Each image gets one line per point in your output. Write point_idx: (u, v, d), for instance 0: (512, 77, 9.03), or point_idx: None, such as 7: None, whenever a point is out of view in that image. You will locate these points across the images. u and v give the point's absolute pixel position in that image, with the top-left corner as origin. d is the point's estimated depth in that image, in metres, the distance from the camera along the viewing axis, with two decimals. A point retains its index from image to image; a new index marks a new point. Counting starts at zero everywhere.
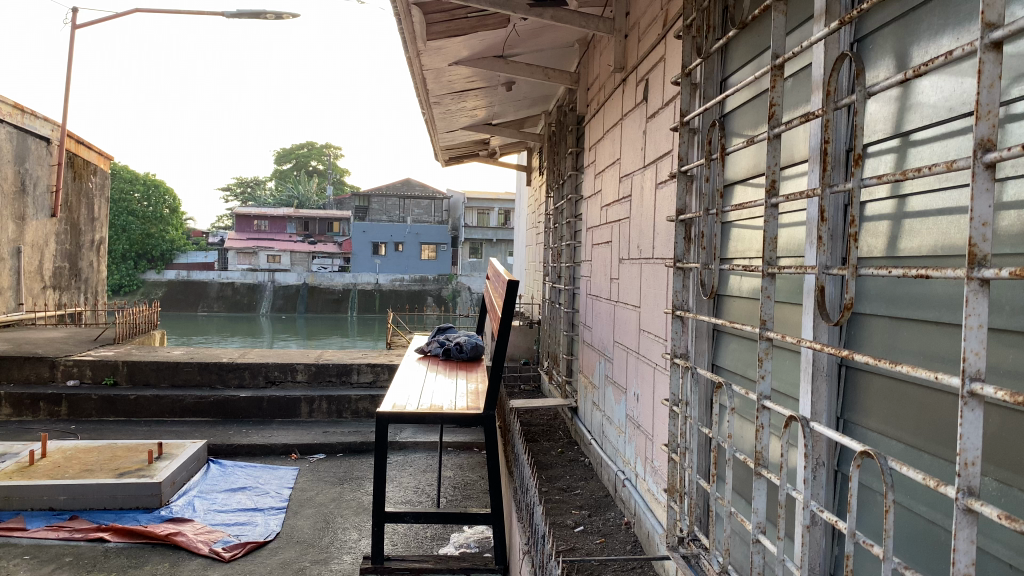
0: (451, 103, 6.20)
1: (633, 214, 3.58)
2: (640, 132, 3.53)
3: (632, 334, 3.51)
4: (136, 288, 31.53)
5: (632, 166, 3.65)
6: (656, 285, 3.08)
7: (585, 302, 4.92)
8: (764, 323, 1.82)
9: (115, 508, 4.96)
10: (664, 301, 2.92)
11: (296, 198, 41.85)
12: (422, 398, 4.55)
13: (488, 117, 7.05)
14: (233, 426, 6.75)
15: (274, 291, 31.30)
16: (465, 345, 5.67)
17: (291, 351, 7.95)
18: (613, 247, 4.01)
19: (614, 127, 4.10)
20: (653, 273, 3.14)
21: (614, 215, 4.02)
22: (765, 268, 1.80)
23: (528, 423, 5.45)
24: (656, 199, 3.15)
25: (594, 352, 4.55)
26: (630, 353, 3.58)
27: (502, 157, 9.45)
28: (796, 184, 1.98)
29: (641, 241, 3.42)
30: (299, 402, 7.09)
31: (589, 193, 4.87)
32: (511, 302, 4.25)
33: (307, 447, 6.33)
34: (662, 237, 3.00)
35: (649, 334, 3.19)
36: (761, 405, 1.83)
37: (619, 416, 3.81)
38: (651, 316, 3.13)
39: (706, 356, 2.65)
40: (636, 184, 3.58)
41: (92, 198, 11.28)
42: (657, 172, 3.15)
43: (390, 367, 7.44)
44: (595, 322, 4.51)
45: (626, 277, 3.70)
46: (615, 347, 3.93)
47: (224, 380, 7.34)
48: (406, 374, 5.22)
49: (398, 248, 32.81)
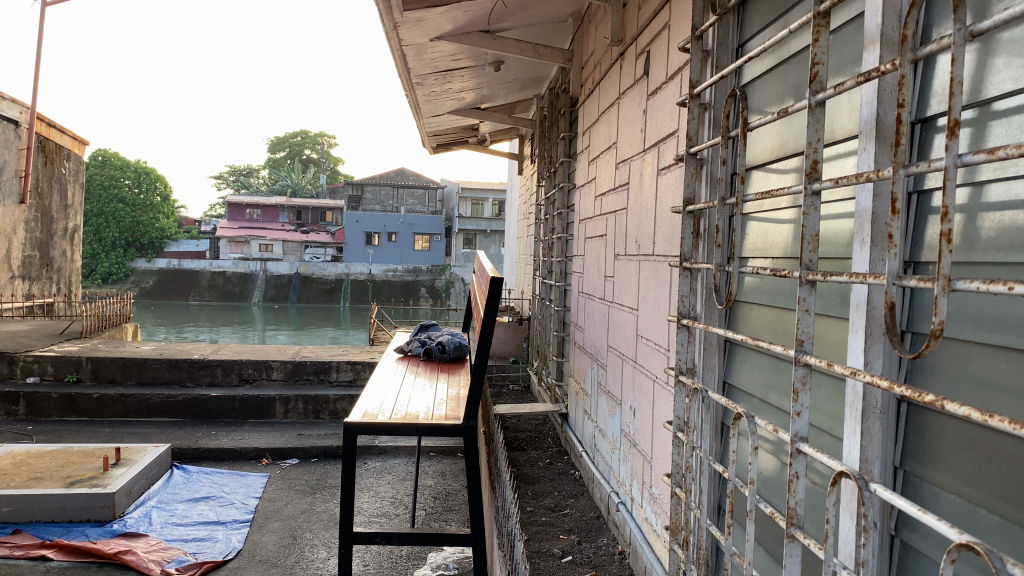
0: (435, 84, 5.78)
1: (631, 204, 3.18)
2: (640, 112, 3.12)
3: (629, 340, 3.12)
4: (125, 277, 31.12)
5: (629, 150, 3.25)
6: (657, 288, 2.68)
7: (577, 299, 4.52)
8: (803, 343, 1.42)
9: (64, 521, 4.54)
10: (668, 307, 2.51)
11: (288, 186, 41.35)
12: (396, 404, 4.14)
13: (477, 100, 6.63)
14: (202, 428, 6.35)
15: (265, 280, 30.90)
16: (447, 344, 5.26)
17: (268, 347, 7.54)
18: (607, 242, 3.61)
19: (610, 108, 3.70)
20: (653, 273, 2.74)
21: (610, 206, 3.61)
22: (804, 274, 1.40)
23: (514, 429, 5.06)
24: (658, 186, 2.75)
25: (586, 356, 4.14)
26: (625, 360, 3.19)
27: (493, 144, 9.04)
28: (841, 164, 1.58)
29: (639, 235, 3.02)
30: (274, 402, 6.68)
31: (582, 181, 4.47)
32: (495, 301, 3.84)
33: (280, 452, 5.93)
34: (666, 231, 2.61)
35: (648, 341, 2.80)
36: (795, 450, 1.42)
37: (613, 430, 3.42)
38: (652, 321, 2.74)
39: (717, 373, 2.26)
40: (633, 170, 3.18)
41: (66, 184, 10.82)
42: (660, 156, 2.75)
43: (372, 365, 7.04)
44: (587, 323, 4.11)
45: (621, 275, 3.30)
46: (608, 352, 3.54)
47: (195, 378, 6.93)
48: (382, 375, 4.81)
49: (391, 238, 32.39)
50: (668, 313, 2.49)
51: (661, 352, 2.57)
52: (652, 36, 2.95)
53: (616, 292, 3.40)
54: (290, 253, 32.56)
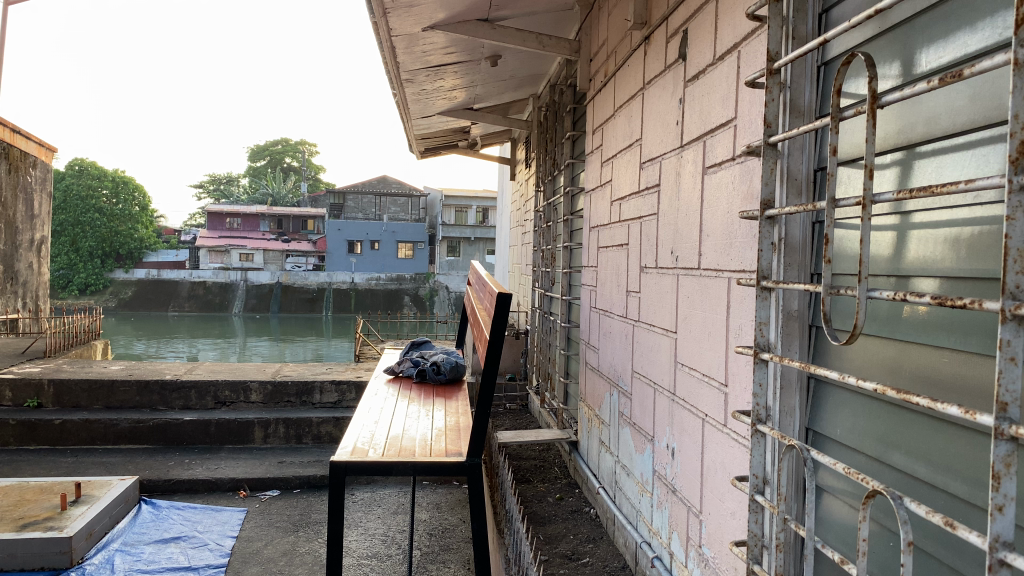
0: (426, 81, 5.33)
1: (664, 209, 2.74)
2: (675, 101, 2.68)
3: (664, 369, 2.70)
4: (103, 287, 30.40)
5: (661, 144, 2.81)
6: (707, 309, 2.26)
7: (588, 314, 4.09)
8: (1006, 407, 0.98)
9: (13, 571, 4.02)
10: (729, 333, 2.07)
11: (269, 195, 40.72)
12: (389, 435, 3.67)
13: (470, 100, 6.19)
14: (174, 456, 5.84)
15: (247, 290, 30.24)
16: (443, 365, 4.78)
17: (247, 366, 7.04)
18: (630, 254, 3.18)
19: (632, 101, 3.27)
20: (702, 291, 2.32)
21: (632, 211, 3.17)
22: (1010, 306, 0.97)
23: (517, 457, 4.62)
24: (704, 188, 2.33)
25: (601, 380, 3.71)
26: (657, 391, 2.77)
27: (484, 148, 8.61)
28: None
29: (676, 245, 2.59)
30: (252, 426, 6.18)
31: (593, 184, 4.04)
32: (502, 319, 3.40)
33: (259, 482, 5.44)
34: (721, 242, 2.18)
35: (694, 372, 2.37)
36: (995, 560, 0.98)
37: (641, 469, 2.98)
38: (701, 349, 2.31)
39: (797, 419, 1.84)
40: (666, 170, 2.74)
41: (32, 193, 10.25)
42: (708, 151, 2.32)
43: (358, 385, 6.55)
44: (602, 343, 3.68)
45: (651, 291, 2.87)
46: (634, 379, 3.10)
47: (167, 401, 6.42)
48: (371, 400, 4.34)
49: (375, 247, 31.89)
50: (730, 341, 2.06)
51: (720, 389, 2.14)
52: (692, 11, 2.51)
53: (643, 309, 2.98)
54: (272, 263, 31.92)
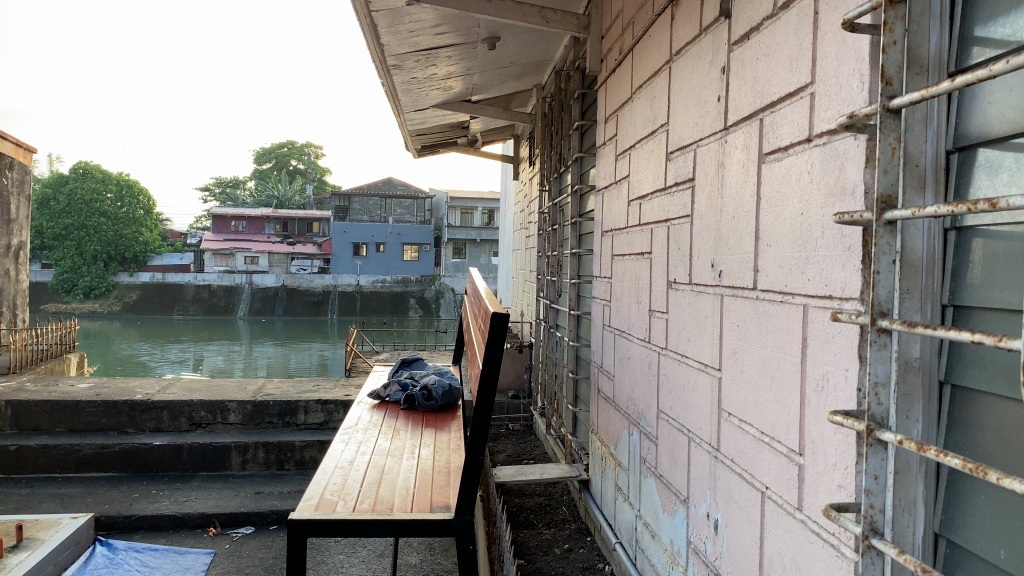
0: (416, 67, 4.72)
1: (699, 210, 2.16)
2: (715, 71, 2.08)
3: (703, 416, 2.12)
4: (107, 291, 29.92)
5: (696, 129, 2.22)
6: (768, 344, 1.69)
7: (599, 332, 3.52)
8: None
9: None
10: (810, 386, 1.49)
11: (273, 198, 40.25)
12: (364, 480, 3.08)
13: (467, 91, 5.60)
14: (140, 487, 5.26)
15: (251, 293, 29.72)
16: (435, 390, 4.17)
17: (227, 383, 6.47)
18: (654, 265, 2.60)
19: (655, 79, 2.67)
20: (757, 320, 1.74)
21: (656, 213, 2.58)
22: None
23: (520, 496, 4.05)
24: (761, 183, 1.75)
25: (618, 415, 3.12)
26: (693, 442, 2.20)
27: (484, 145, 8.04)
28: None
29: (718, 258, 2.01)
30: (229, 452, 5.60)
31: (606, 182, 3.45)
32: (498, 342, 2.80)
33: (231, 518, 4.86)
34: (790, 256, 1.60)
35: (748, 428, 1.80)
36: None
37: (670, 535, 2.39)
38: (758, 398, 1.74)
39: (921, 518, 1.25)
40: (703, 161, 2.15)
41: (8, 196, 9.69)
42: (767, 131, 1.73)
43: (346, 404, 5.97)
44: (619, 370, 3.10)
45: (681, 313, 2.29)
46: (660, 420, 2.51)
47: (136, 423, 5.84)
48: (350, 433, 3.74)
49: (380, 250, 31.38)
50: (809, 393, 1.49)
51: (792, 458, 1.57)
52: None
53: (671, 336, 2.40)
54: (277, 265, 31.41)
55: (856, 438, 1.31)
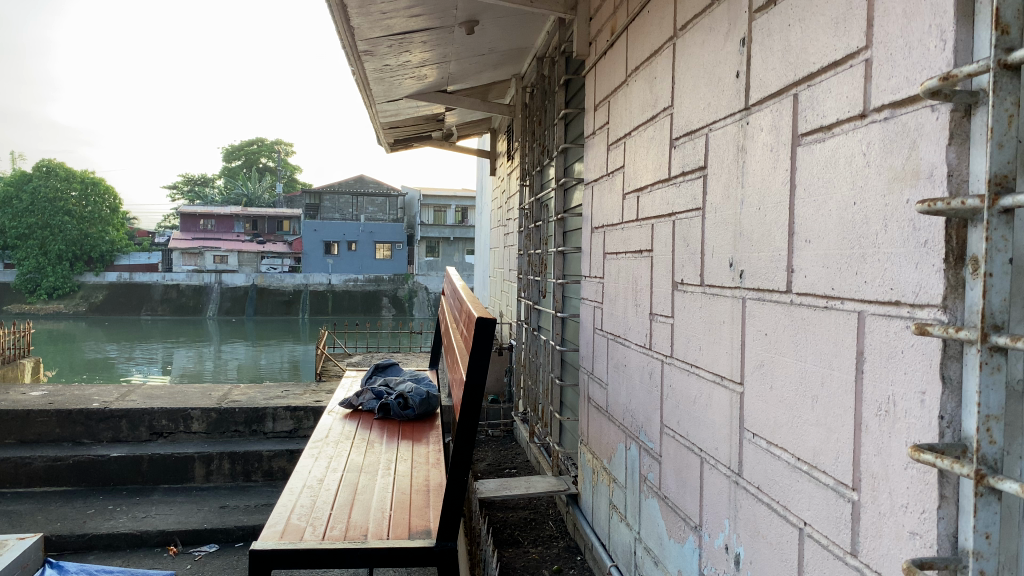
0: (389, 54, 4.43)
1: (713, 201, 1.91)
2: (733, 43, 1.83)
3: (719, 435, 1.87)
4: (72, 291, 29.17)
5: (708, 110, 1.97)
6: (807, 358, 1.44)
7: (589, 336, 3.28)
8: None
9: None
10: (869, 410, 1.24)
11: (243, 196, 39.58)
12: (335, 502, 2.79)
13: (443, 81, 5.31)
14: (96, 502, 4.92)
15: (221, 293, 29.11)
16: (411, 398, 3.91)
17: (190, 390, 6.12)
18: (655, 264, 2.36)
19: (655, 59, 2.43)
20: (793, 329, 1.50)
21: (658, 206, 2.34)
22: None
23: (503, 511, 3.80)
24: (796, 168, 1.51)
25: (612, 427, 2.87)
26: (706, 464, 1.95)
27: (460, 140, 7.77)
28: None
29: (737, 256, 1.77)
30: (192, 463, 5.27)
31: (596, 173, 3.21)
32: (484, 351, 2.54)
33: (193, 535, 4.54)
34: (836, 254, 1.36)
35: (779, 453, 1.56)
36: None
37: (678, 565, 2.15)
38: (794, 420, 1.49)
39: None
40: (718, 146, 1.91)
41: None
42: (804, 107, 1.49)
43: (317, 411, 5.67)
44: (613, 378, 2.85)
45: (690, 319, 2.05)
46: (664, 436, 2.27)
47: (93, 433, 5.48)
48: (321, 446, 3.45)
49: (352, 248, 30.91)
50: (868, 417, 1.25)
51: (840, 493, 1.33)
52: None
53: (678, 344, 2.15)
54: (246, 264, 30.82)
55: (938, 477, 1.07)
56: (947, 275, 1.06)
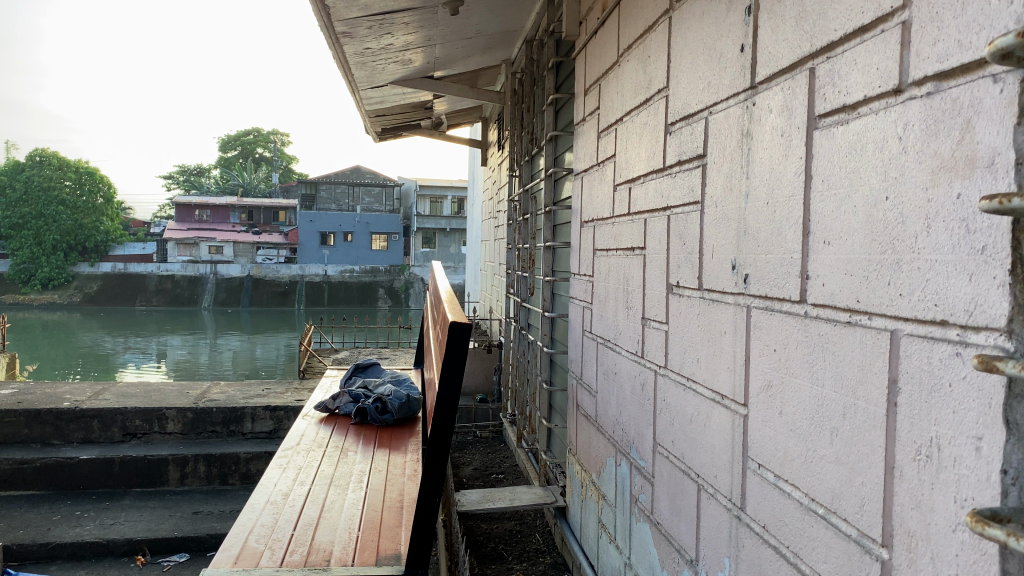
0: (370, 36, 4.17)
1: (714, 194, 1.68)
2: (738, 13, 1.60)
3: (718, 461, 1.64)
4: (66, 281, 28.88)
5: (708, 90, 1.73)
6: (825, 381, 1.21)
7: (578, 338, 3.05)
8: None
9: None
10: (906, 454, 1.01)
11: (238, 186, 39.27)
12: (299, 521, 2.56)
13: (430, 66, 5.05)
14: (64, 508, 4.67)
15: (216, 283, 28.82)
16: (390, 402, 3.67)
17: (167, 388, 5.88)
18: (647, 264, 2.13)
19: (649, 35, 2.19)
20: (808, 346, 1.27)
21: (652, 198, 2.10)
22: None
23: (487, 523, 3.57)
24: (813, 156, 1.28)
25: (601, 439, 2.64)
26: (703, 492, 1.72)
27: (450, 129, 7.52)
28: None
29: (741, 257, 1.53)
30: (166, 465, 5.03)
31: (586, 162, 2.97)
32: (460, 360, 2.30)
33: (163, 544, 4.31)
34: (863, 258, 1.12)
35: (789, 489, 1.33)
36: None
37: None
38: (808, 455, 1.26)
39: None
40: (719, 132, 1.67)
41: None
42: (823, 82, 1.26)
43: (298, 411, 5.44)
44: (603, 386, 2.63)
45: (687, 327, 1.82)
46: (657, 455, 2.04)
47: (62, 434, 5.22)
48: (291, 456, 3.21)
49: (347, 239, 30.63)
50: (903, 461, 1.02)
51: (865, 547, 1.10)
52: None
53: (672, 355, 1.92)
54: (241, 255, 30.51)
55: (1000, 549, 0.84)
56: (1014, 290, 0.83)
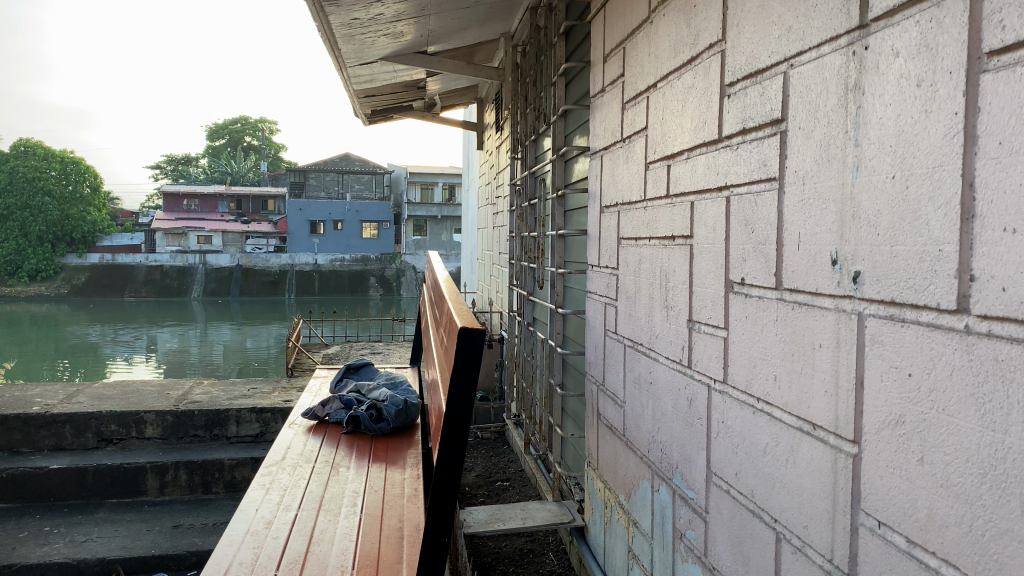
0: (358, 5, 3.78)
1: (800, 168, 1.32)
2: None
3: (809, 508, 1.29)
4: (52, 273, 28.22)
5: (787, 37, 1.37)
6: (1012, 424, 0.86)
7: (598, 339, 2.70)
8: None
9: None
10: None
11: (226, 175, 38.64)
12: (284, 557, 2.18)
13: (424, 39, 4.66)
14: (30, 523, 4.20)
15: (205, 273, 28.19)
16: (385, 409, 3.30)
17: (146, 391, 5.46)
18: (697, 256, 1.77)
19: None
20: (977, 373, 0.91)
21: (701, 177, 1.74)
22: None
23: (495, 543, 3.22)
24: (979, 109, 0.92)
25: (631, 457, 2.29)
26: (785, 544, 1.38)
27: (444, 111, 7.13)
28: None
29: (848, 248, 1.18)
30: (144, 474, 4.55)
31: (606, 138, 2.60)
32: (470, 376, 1.92)
33: (137, 564, 3.84)
34: None
35: (937, 566, 0.98)
36: None
37: None
38: (981, 524, 0.91)
39: None
40: (806, 89, 1.31)
41: None
42: (995, 4, 0.90)
43: (286, 413, 5.04)
44: (632, 397, 2.28)
45: (759, 336, 1.47)
46: (712, 486, 1.69)
47: (31, 441, 4.74)
48: (275, 474, 2.85)
49: (337, 228, 30.15)
50: None
51: None
52: None
53: (735, 367, 1.57)
54: (230, 245, 29.96)
55: None
56: None
